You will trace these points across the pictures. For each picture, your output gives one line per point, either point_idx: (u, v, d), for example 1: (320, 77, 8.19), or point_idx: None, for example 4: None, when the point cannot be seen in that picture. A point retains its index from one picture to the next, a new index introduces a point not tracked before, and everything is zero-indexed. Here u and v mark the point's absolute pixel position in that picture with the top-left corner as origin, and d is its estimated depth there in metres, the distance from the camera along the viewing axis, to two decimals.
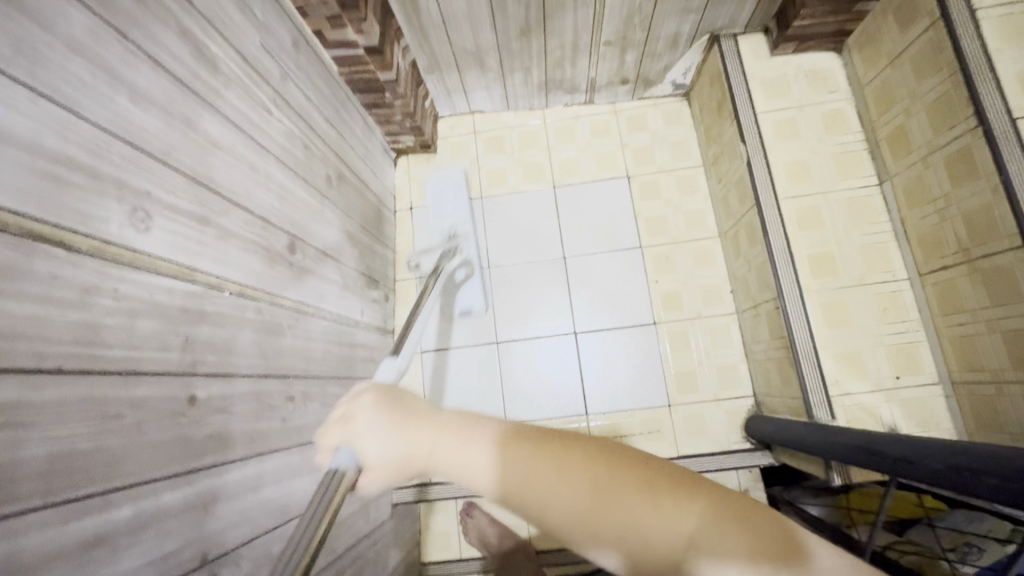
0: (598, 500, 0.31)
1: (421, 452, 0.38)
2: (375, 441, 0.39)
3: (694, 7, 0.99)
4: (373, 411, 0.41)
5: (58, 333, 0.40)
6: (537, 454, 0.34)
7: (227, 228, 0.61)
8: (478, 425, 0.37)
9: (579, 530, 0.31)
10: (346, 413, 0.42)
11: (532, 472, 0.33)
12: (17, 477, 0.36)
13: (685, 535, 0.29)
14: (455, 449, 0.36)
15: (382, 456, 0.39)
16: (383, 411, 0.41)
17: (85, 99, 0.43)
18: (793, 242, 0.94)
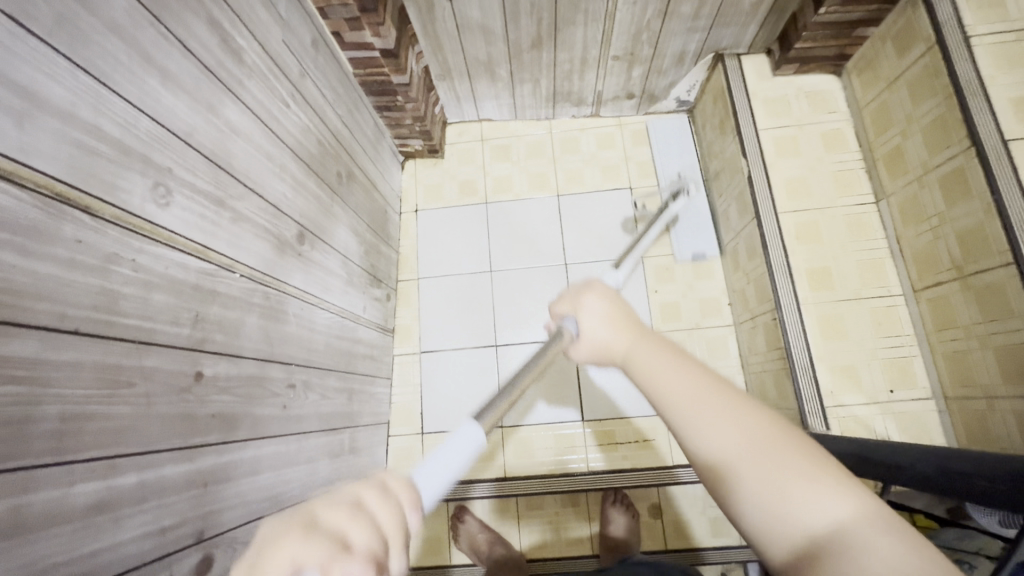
0: (757, 447, 0.34)
1: (631, 347, 0.44)
2: (599, 323, 0.48)
3: (700, 26, 1.03)
4: (605, 311, 0.48)
5: (79, 296, 0.41)
6: (719, 394, 0.37)
7: (241, 212, 0.63)
8: (676, 353, 0.41)
9: (728, 460, 0.35)
10: (582, 289, 0.51)
11: (707, 400, 0.37)
12: (30, 435, 0.37)
13: (831, 518, 0.31)
14: (650, 361, 0.41)
15: (597, 337, 0.47)
16: (615, 310, 0.48)
17: (118, 74, 0.45)
18: (791, 255, 0.96)
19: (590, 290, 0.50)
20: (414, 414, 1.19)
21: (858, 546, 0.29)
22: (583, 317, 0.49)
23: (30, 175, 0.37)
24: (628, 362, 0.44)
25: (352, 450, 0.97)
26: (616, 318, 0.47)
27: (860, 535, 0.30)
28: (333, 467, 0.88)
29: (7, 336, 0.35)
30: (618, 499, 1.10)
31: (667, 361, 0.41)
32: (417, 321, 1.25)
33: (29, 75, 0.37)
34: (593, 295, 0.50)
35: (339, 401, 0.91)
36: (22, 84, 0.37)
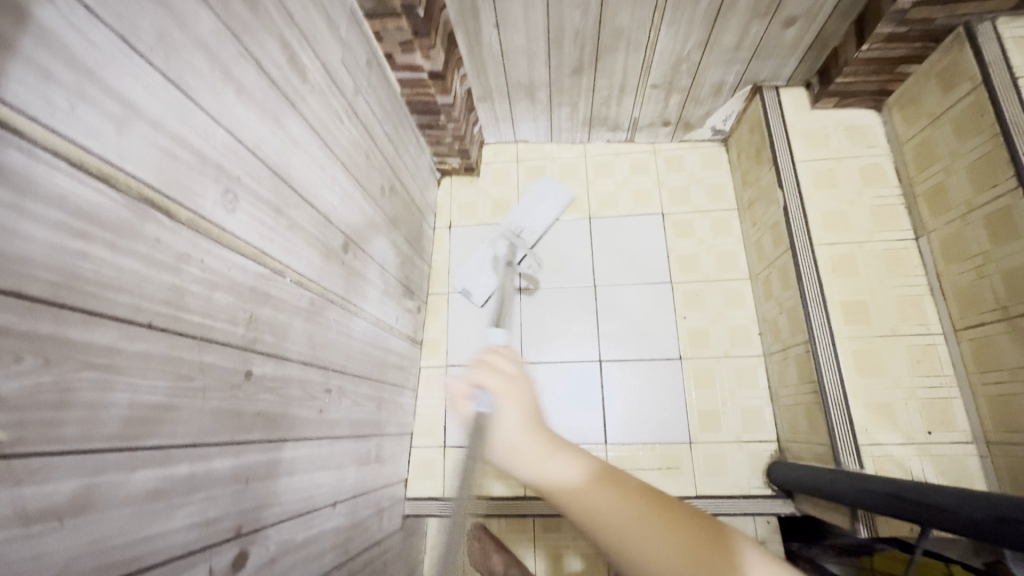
0: (685, 542, 0.33)
1: (522, 447, 0.41)
2: (514, 426, 0.43)
3: (740, 58, 1.05)
4: (526, 406, 0.46)
5: (153, 291, 0.43)
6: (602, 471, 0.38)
7: (296, 220, 0.66)
8: (573, 448, 0.40)
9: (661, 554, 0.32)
10: (507, 372, 0.50)
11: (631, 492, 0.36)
12: (102, 420, 0.39)
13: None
14: (551, 459, 0.40)
15: (506, 431, 0.43)
16: (526, 407, 0.46)
17: (200, 88, 0.48)
18: (827, 288, 0.95)
19: (513, 383, 0.49)
20: (438, 426, 1.20)
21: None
22: (498, 405, 0.46)
23: (123, 177, 0.40)
24: (514, 460, 0.41)
25: (377, 459, 0.98)
26: (529, 416, 0.44)
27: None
28: (359, 473, 0.89)
29: (93, 324, 0.38)
30: None
31: (570, 455, 0.39)
32: (446, 334, 1.27)
33: (130, 86, 0.41)
34: (507, 382, 0.48)
35: (369, 408, 0.93)
36: (123, 94, 0.40)
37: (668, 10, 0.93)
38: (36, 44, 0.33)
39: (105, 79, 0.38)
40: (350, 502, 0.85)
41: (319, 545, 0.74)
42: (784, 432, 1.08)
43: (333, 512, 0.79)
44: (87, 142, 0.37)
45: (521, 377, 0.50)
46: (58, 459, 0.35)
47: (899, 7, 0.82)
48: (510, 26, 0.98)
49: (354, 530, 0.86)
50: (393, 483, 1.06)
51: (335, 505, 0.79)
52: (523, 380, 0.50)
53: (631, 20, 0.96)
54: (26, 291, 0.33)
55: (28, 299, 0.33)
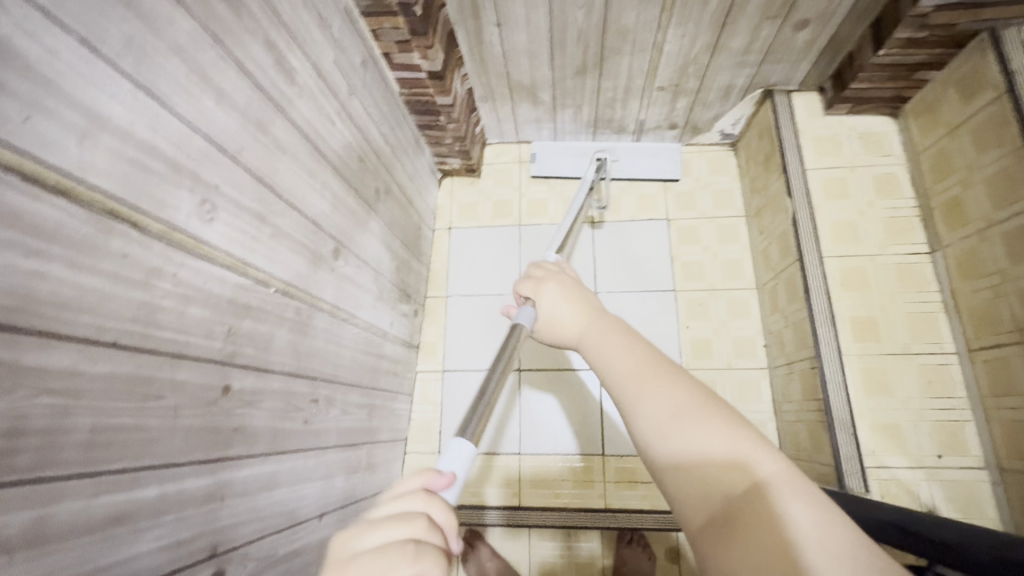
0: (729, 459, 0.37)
1: (589, 328, 0.53)
2: (557, 301, 0.59)
3: (750, 61, 1.01)
4: (567, 284, 0.62)
5: (118, 310, 0.41)
6: (664, 375, 0.44)
7: (281, 228, 0.64)
8: (650, 349, 0.47)
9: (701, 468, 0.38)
10: (548, 272, 0.65)
11: (694, 407, 0.41)
12: (61, 446, 0.37)
13: (802, 525, 0.33)
14: (621, 354, 0.48)
15: (556, 310, 0.59)
16: (569, 292, 0.60)
17: (176, 95, 0.46)
18: (835, 302, 0.92)
19: (545, 282, 0.63)
20: (433, 431, 1.19)
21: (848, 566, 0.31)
22: (541, 294, 0.61)
23: (85, 191, 0.38)
24: (584, 344, 0.54)
25: (369, 467, 0.96)
26: (573, 296, 0.59)
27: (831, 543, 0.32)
28: (349, 483, 0.87)
29: (50, 348, 0.36)
30: (634, 538, 1.07)
31: (657, 366, 0.44)
32: (443, 338, 1.25)
33: (95, 95, 0.39)
34: (545, 281, 0.63)
35: (360, 416, 0.91)
36: (87, 104, 0.38)
37: (676, 11, 0.89)
38: None
39: (65, 88, 0.36)
40: (338, 512, 0.83)
41: (303, 558, 0.72)
42: (786, 448, 1.05)
43: (319, 523, 0.77)
44: (46, 157, 0.35)
45: (557, 274, 0.64)
46: (11, 491, 0.34)
47: (920, 10, 0.79)
48: (511, 25, 0.95)
49: None
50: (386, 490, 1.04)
51: (321, 517, 0.78)
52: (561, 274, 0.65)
53: (637, 21, 0.92)
54: None
55: None
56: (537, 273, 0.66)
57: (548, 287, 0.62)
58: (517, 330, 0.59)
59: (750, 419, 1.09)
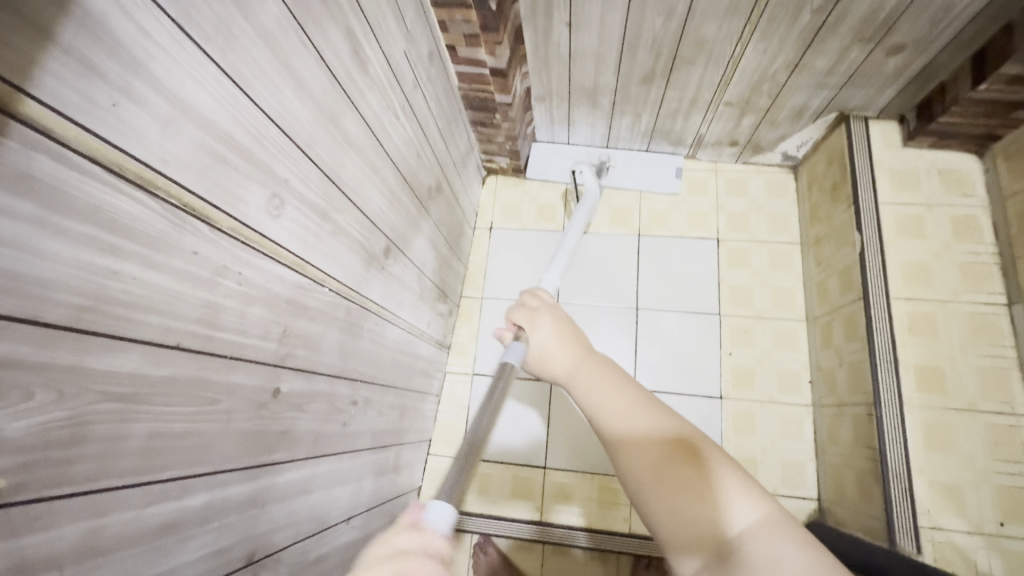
0: (691, 470, 0.41)
1: (575, 364, 0.55)
2: (548, 336, 0.61)
3: (830, 84, 0.95)
4: (556, 325, 0.62)
5: (184, 310, 0.39)
6: (658, 415, 0.46)
7: (341, 226, 0.61)
8: (617, 373, 0.51)
9: (647, 482, 0.42)
10: (539, 299, 0.68)
11: (644, 428, 0.45)
12: (118, 455, 0.35)
13: (748, 521, 0.39)
14: (595, 385, 0.51)
15: (544, 346, 0.61)
16: (557, 325, 0.62)
17: (258, 82, 0.43)
18: (899, 347, 0.87)
19: (539, 313, 0.65)
20: (457, 435, 1.16)
21: (767, 549, 0.37)
22: (530, 329, 0.63)
23: (163, 183, 0.36)
24: (574, 378, 0.55)
25: (395, 468, 0.94)
26: (563, 333, 0.61)
27: (765, 537, 0.38)
28: (376, 485, 0.85)
29: (115, 350, 0.34)
30: (652, 564, 1.06)
31: (644, 407, 0.46)
32: (475, 340, 1.22)
33: (182, 82, 0.36)
34: (530, 316, 0.65)
35: (392, 417, 0.89)
36: (174, 91, 0.35)
37: (762, 25, 0.84)
38: (78, 31, 0.29)
39: (155, 73, 0.33)
40: (363, 515, 0.82)
41: (330, 562, 0.71)
42: (825, 491, 1.00)
43: (346, 527, 0.75)
44: (128, 145, 0.32)
45: (552, 303, 0.67)
46: (64, 503, 0.31)
47: None
48: (583, 27, 0.91)
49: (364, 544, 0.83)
50: (407, 492, 1.02)
51: (348, 520, 0.76)
52: (550, 306, 0.66)
53: (716, 33, 0.87)
54: (44, 317, 0.29)
55: (46, 326, 0.29)
56: (530, 301, 0.68)
57: (550, 317, 0.64)
58: (506, 369, 0.60)
59: (789, 456, 1.05)
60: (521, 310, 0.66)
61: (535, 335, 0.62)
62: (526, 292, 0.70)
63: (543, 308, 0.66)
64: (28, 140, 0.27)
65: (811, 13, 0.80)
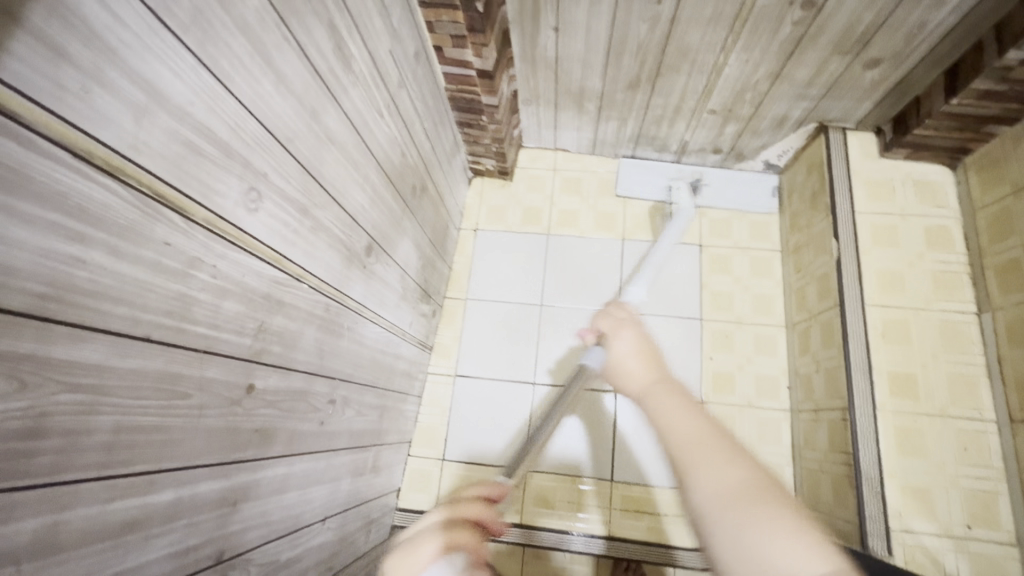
0: (765, 508, 0.33)
1: (648, 385, 0.49)
2: (630, 352, 0.56)
3: (810, 94, 0.97)
4: (641, 346, 0.57)
5: (155, 302, 0.38)
6: (731, 448, 0.38)
7: (321, 222, 0.61)
8: (692, 400, 0.44)
9: (708, 504, 0.35)
10: (624, 316, 0.64)
11: (713, 452, 0.38)
12: (81, 449, 0.34)
13: None
14: (666, 403, 0.44)
15: (625, 357, 0.55)
16: (642, 342, 0.57)
17: (236, 74, 0.43)
18: (874, 353, 0.88)
19: (624, 326, 0.61)
20: (439, 436, 1.15)
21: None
22: (614, 340, 0.60)
23: (136, 173, 0.35)
24: (646, 398, 0.48)
25: (374, 469, 0.94)
26: (644, 351, 0.56)
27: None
28: (354, 485, 0.85)
29: (80, 341, 0.33)
30: (631, 567, 1.07)
31: (717, 439, 0.39)
32: (458, 342, 1.22)
33: (157, 71, 0.35)
34: (619, 326, 0.61)
35: (372, 417, 0.88)
36: (149, 80, 0.35)
37: (744, 34, 0.86)
38: (48, 16, 0.28)
39: (128, 60, 0.33)
40: (340, 516, 0.81)
41: (303, 563, 0.70)
42: (801, 495, 1.02)
43: (321, 527, 0.74)
44: (99, 133, 0.32)
45: (633, 322, 0.62)
46: (22, 497, 0.31)
47: (1005, 62, 0.76)
48: (569, 31, 0.91)
49: (340, 545, 0.82)
50: (386, 493, 1.01)
51: (324, 521, 0.75)
52: (635, 322, 0.63)
53: (700, 41, 0.89)
54: (4, 304, 0.28)
55: (6, 314, 0.29)
56: (619, 314, 0.64)
57: (632, 330, 0.60)
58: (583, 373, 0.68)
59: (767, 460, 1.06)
60: (610, 322, 0.62)
61: (619, 345, 0.58)
62: (609, 309, 0.68)
63: (622, 319, 0.63)
64: None
65: (791, 26, 0.82)
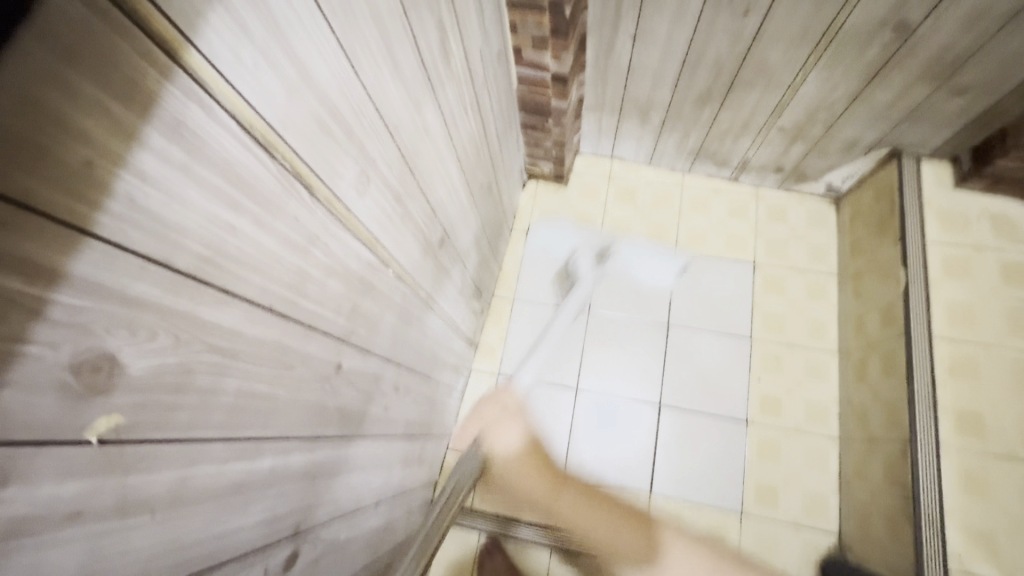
0: (704, 552, 0.68)
1: None
2: (515, 437, 0.85)
3: (887, 119, 0.96)
4: (519, 430, 0.87)
5: (279, 273, 0.40)
6: (642, 529, 0.70)
7: (409, 211, 0.62)
8: None
9: (681, 570, 0.66)
10: None
11: (652, 530, 0.70)
12: (212, 409, 0.36)
13: None
14: (589, 516, 0.72)
15: (512, 450, 0.84)
16: (518, 428, 0.87)
17: (365, 61, 0.45)
18: (940, 387, 0.86)
19: (510, 417, 0.88)
20: None
21: None
22: (501, 430, 0.86)
23: (282, 147, 0.36)
24: None
25: (419, 460, 0.94)
26: (527, 441, 0.86)
27: None
28: (402, 474, 0.86)
29: (223, 304, 0.34)
30: None
31: None
32: (503, 341, 1.22)
33: (309, 51, 0.37)
34: (508, 416, 0.88)
35: (423, 408, 0.89)
36: (302, 60, 0.36)
37: (829, 53, 0.84)
38: None
39: (291, 39, 0.35)
40: (388, 502, 0.81)
41: (357, 544, 0.71)
42: (848, 527, 0.99)
43: (373, 511, 0.75)
44: (261, 106, 0.33)
45: (516, 411, 0.91)
46: (164, 449, 0.32)
47: None
48: (647, 42, 0.92)
49: (385, 532, 0.82)
50: (425, 485, 1.02)
51: (376, 505, 0.76)
52: None
53: (780, 58, 0.88)
54: (174, 263, 0.30)
55: (173, 271, 0.30)
56: None
57: None
58: None
59: (813, 488, 1.04)
60: None
61: (507, 436, 0.85)
62: None
63: None
64: (188, 89, 0.28)
65: (881, 47, 0.81)
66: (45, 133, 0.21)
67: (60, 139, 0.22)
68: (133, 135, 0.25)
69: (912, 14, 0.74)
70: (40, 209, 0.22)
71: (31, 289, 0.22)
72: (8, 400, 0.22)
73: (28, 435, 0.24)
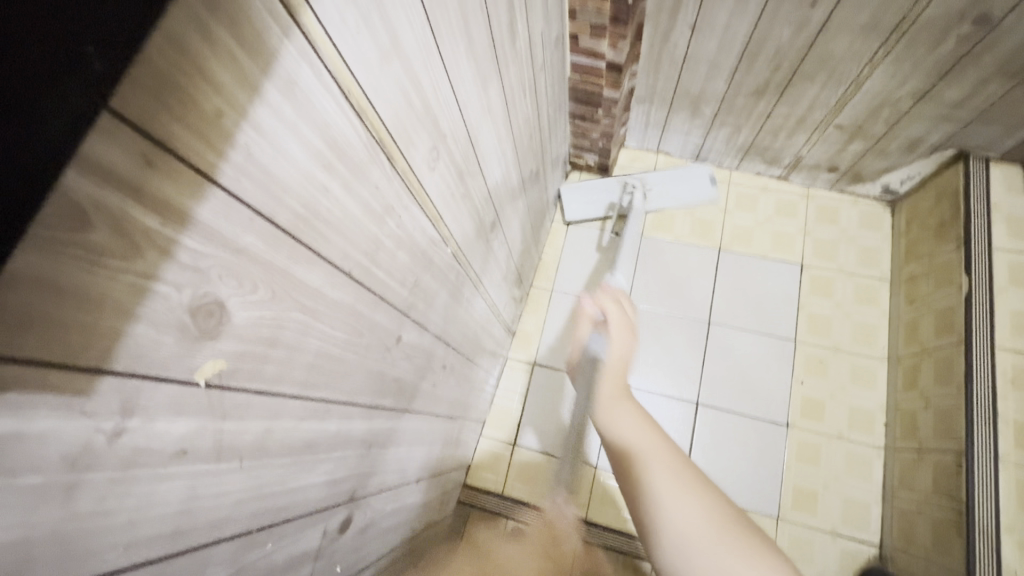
0: (728, 522, 0.42)
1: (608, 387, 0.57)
2: (622, 351, 0.64)
3: (956, 117, 0.92)
4: (628, 346, 0.65)
5: (358, 239, 0.40)
6: (695, 485, 0.44)
7: (469, 191, 0.62)
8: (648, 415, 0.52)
9: (692, 532, 0.41)
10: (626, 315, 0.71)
11: (686, 482, 0.44)
12: (294, 367, 0.37)
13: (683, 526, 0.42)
14: (633, 422, 0.50)
15: (616, 354, 0.63)
16: (629, 344, 0.65)
17: (445, 35, 0.45)
18: (1001, 399, 0.83)
19: (625, 327, 0.68)
20: (511, 421, 1.18)
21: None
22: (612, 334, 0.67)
23: (370, 114, 0.37)
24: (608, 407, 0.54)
25: (456, 442, 0.95)
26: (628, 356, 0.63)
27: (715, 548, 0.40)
28: (441, 453, 0.87)
29: (311, 264, 0.35)
30: None
31: (633, 413, 0.52)
32: (539, 330, 1.23)
33: (400, 19, 0.37)
34: (623, 327, 0.68)
35: (463, 390, 0.90)
36: (394, 27, 0.37)
37: (898, 47, 0.82)
38: None
39: (387, 6, 0.35)
40: (427, 480, 0.83)
41: (399, 517, 0.72)
42: (890, 538, 0.96)
43: (414, 488, 0.76)
44: (357, 70, 0.34)
45: (631, 325, 0.69)
46: (254, 399, 0.33)
47: None
48: (707, 31, 0.90)
49: (422, 509, 0.84)
50: (459, 468, 1.03)
51: (417, 482, 0.77)
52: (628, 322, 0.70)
53: (847, 51, 0.85)
54: (276, 219, 0.31)
55: (275, 227, 0.31)
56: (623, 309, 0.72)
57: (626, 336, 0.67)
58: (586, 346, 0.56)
59: (854, 497, 1.01)
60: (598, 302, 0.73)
61: (613, 344, 0.65)
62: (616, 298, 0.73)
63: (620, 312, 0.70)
64: (301, 48, 0.28)
65: (955, 42, 0.78)
66: (189, 81, 0.22)
67: (199, 87, 0.23)
68: (255, 89, 0.26)
69: (995, 7, 0.71)
70: (180, 153, 0.23)
71: (164, 230, 0.23)
72: (139, 335, 0.23)
73: (151, 371, 0.25)
